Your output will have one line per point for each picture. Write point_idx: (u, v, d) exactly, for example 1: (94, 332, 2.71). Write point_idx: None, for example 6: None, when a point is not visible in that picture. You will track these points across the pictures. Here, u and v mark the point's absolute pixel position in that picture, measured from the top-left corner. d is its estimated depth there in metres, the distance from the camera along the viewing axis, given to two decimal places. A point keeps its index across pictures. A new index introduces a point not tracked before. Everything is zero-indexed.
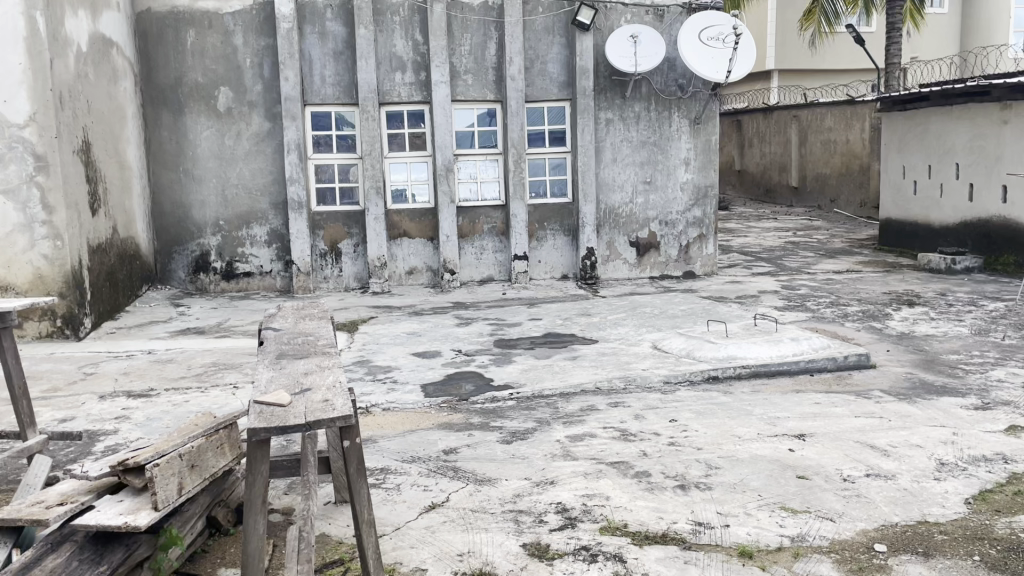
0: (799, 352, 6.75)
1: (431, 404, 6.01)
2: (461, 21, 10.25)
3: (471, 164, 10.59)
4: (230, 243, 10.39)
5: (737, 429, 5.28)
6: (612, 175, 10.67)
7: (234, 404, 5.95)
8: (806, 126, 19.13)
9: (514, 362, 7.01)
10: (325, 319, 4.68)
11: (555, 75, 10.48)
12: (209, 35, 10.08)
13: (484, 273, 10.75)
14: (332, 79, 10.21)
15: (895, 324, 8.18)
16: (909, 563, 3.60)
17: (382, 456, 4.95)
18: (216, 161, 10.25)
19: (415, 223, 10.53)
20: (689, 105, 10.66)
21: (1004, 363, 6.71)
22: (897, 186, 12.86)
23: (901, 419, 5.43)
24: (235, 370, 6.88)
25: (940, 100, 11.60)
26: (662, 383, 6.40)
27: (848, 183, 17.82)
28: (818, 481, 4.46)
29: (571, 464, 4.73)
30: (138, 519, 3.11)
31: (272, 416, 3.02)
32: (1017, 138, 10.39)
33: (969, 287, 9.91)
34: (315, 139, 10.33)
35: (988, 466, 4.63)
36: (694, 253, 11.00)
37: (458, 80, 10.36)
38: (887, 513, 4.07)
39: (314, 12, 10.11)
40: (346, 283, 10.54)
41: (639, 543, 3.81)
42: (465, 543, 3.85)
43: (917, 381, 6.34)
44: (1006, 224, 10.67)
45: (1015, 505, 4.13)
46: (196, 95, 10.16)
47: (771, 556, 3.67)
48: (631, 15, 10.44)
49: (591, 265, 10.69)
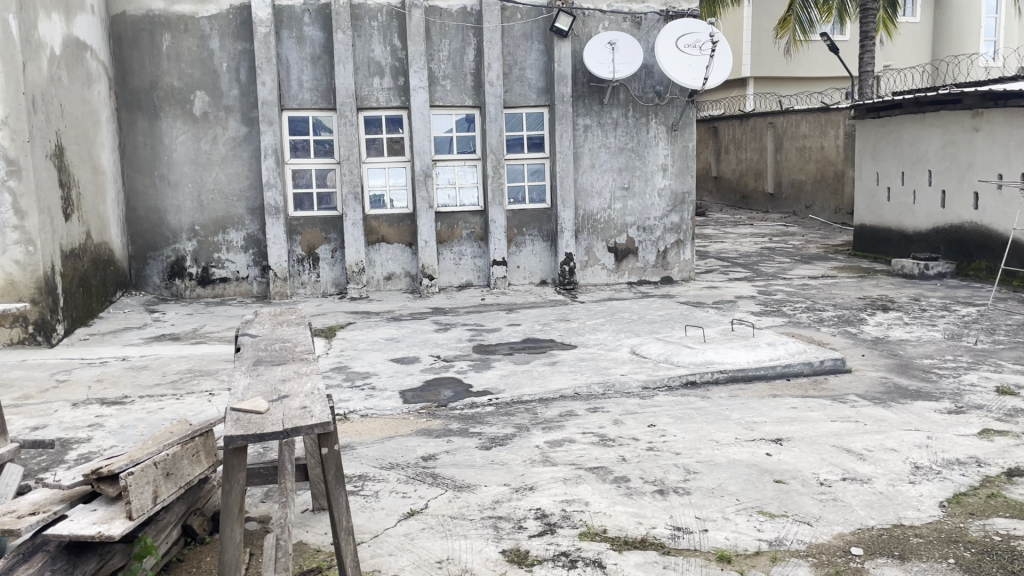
0: (775, 356, 6.82)
1: (411, 409, 6.00)
2: (441, 26, 10.27)
3: (449, 169, 10.56)
4: (206, 249, 10.30)
5: (716, 434, 5.30)
6: (591, 181, 10.70)
7: (210, 411, 5.89)
8: (782, 132, 19.31)
9: (493, 367, 7.02)
10: (303, 325, 4.66)
11: (533, 81, 10.52)
12: (185, 39, 10.00)
13: (463, 279, 10.74)
14: (309, 83, 10.17)
15: (869, 328, 8.29)
16: (885, 567, 3.63)
17: (359, 463, 4.92)
18: (193, 165, 10.16)
19: (393, 228, 10.50)
20: (667, 112, 10.72)
21: (977, 367, 6.81)
22: (870, 193, 13.03)
23: (876, 423, 5.50)
24: (212, 376, 6.82)
25: (912, 108, 11.77)
26: (640, 389, 6.42)
27: (823, 189, 18.04)
28: (796, 484, 4.49)
29: (550, 470, 4.74)
30: (112, 529, 3.07)
31: (249, 423, 2.98)
32: (989, 146, 10.54)
33: (942, 292, 10.04)
34: (292, 144, 10.27)
35: (962, 469, 4.69)
36: (672, 258, 11.05)
37: (436, 85, 10.36)
38: (863, 516, 4.11)
39: (292, 16, 10.06)
40: (323, 289, 10.48)
41: (618, 548, 3.82)
42: (444, 550, 3.83)
43: (890, 385, 6.41)
44: (978, 230, 10.81)
45: (988, 507, 4.19)
46: (171, 99, 10.07)
47: (749, 560, 3.70)
48: (609, 22, 10.51)
49: (569, 271, 10.72)
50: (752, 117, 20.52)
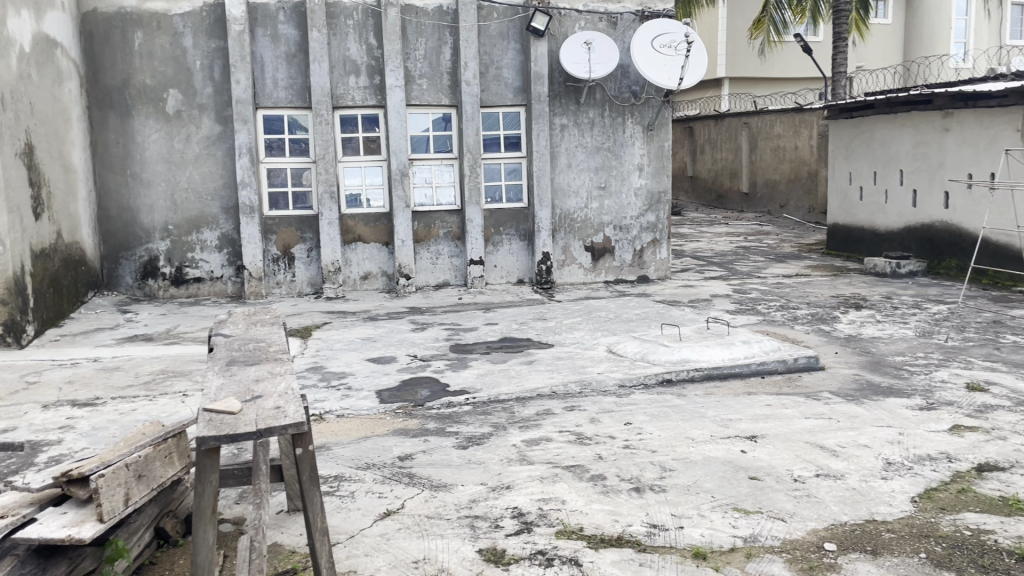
0: (750, 354, 6.87)
1: (387, 409, 5.97)
2: (416, 25, 10.23)
3: (426, 169, 10.53)
4: (179, 249, 10.19)
5: (691, 432, 5.34)
6: (567, 181, 10.72)
7: (184, 412, 5.83)
8: (756, 132, 19.46)
9: (470, 366, 7.01)
10: (277, 324, 4.62)
11: (510, 80, 10.52)
12: (157, 37, 9.89)
13: (440, 278, 10.72)
14: (284, 81, 10.09)
15: (842, 326, 8.37)
16: (858, 562, 3.67)
17: (335, 463, 4.90)
18: (166, 164, 10.06)
19: (369, 228, 10.45)
20: (643, 112, 10.77)
21: (947, 364, 6.90)
22: (843, 192, 13.17)
23: (849, 419, 5.55)
24: (185, 378, 6.74)
25: (884, 108, 11.90)
26: (617, 387, 6.44)
27: (797, 188, 18.21)
28: (770, 481, 4.53)
29: (527, 469, 4.74)
30: (82, 532, 3.04)
31: (222, 424, 2.96)
32: (959, 146, 10.68)
33: (913, 290, 10.17)
34: (267, 143, 10.19)
35: (934, 465, 4.75)
36: (648, 257, 11.10)
37: (412, 84, 10.33)
38: (836, 512, 4.15)
39: (266, 14, 9.99)
40: (299, 289, 10.41)
41: (594, 546, 3.83)
42: (420, 550, 3.82)
43: (863, 382, 6.48)
44: (949, 228, 10.96)
45: (958, 502, 4.25)
46: (144, 97, 9.96)
47: (724, 557, 3.72)
48: (585, 22, 10.53)
49: (546, 270, 10.74)
50: (727, 117, 20.67)
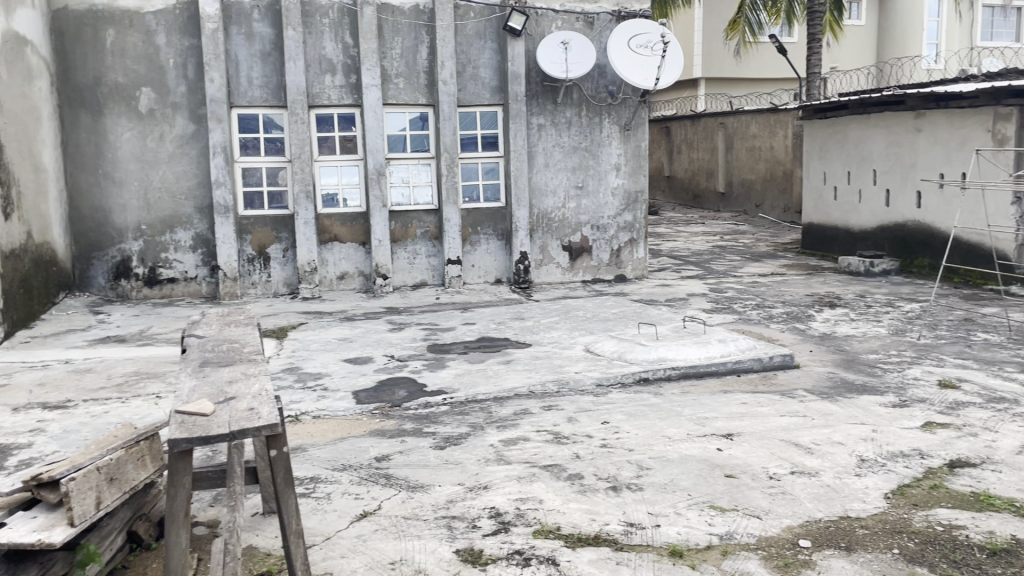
0: (726, 353, 6.91)
1: (364, 410, 5.94)
2: (393, 24, 10.18)
3: (403, 168, 10.49)
4: (153, 249, 10.08)
5: (668, 430, 5.36)
6: (545, 180, 10.73)
7: (157, 414, 5.77)
8: (732, 132, 19.59)
9: (448, 366, 6.99)
10: (252, 325, 4.58)
11: (487, 80, 10.51)
12: (130, 35, 9.77)
13: (417, 278, 10.68)
14: (259, 80, 10.01)
15: (817, 324, 8.44)
16: (833, 558, 3.70)
17: (311, 465, 4.86)
18: (138, 163, 9.94)
19: (346, 227, 10.40)
20: (620, 111, 10.80)
21: (920, 362, 6.98)
22: (818, 192, 13.30)
23: (823, 417, 5.60)
24: (158, 379, 6.67)
25: (858, 108, 12.02)
26: (594, 386, 6.45)
27: (772, 188, 18.35)
28: (746, 479, 4.55)
29: (504, 468, 4.74)
30: (53, 536, 3.01)
31: (194, 425, 2.93)
32: (931, 146, 10.81)
33: (886, 289, 10.28)
34: (242, 142, 10.10)
35: (907, 461, 4.80)
36: (625, 257, 11.14)
37: (389, 83, 10.28)
38: (811, 509, 4.19)
39: (240, 12, 9.90)
40: (275, 289, 10.33)
41: (572, 545, 3.83)
42: (397, 551, 3.80)
43: (838, 380, 6.54)
44: (921, 228, 11.10)
45: (930, 498, 4.30)
46: (116, 95, 9.83)
47: (701, 555, 3.74)
48: (562, 21, 10.54)
49: (524, 270, 10.74)
50: (703, 117, 20.79)
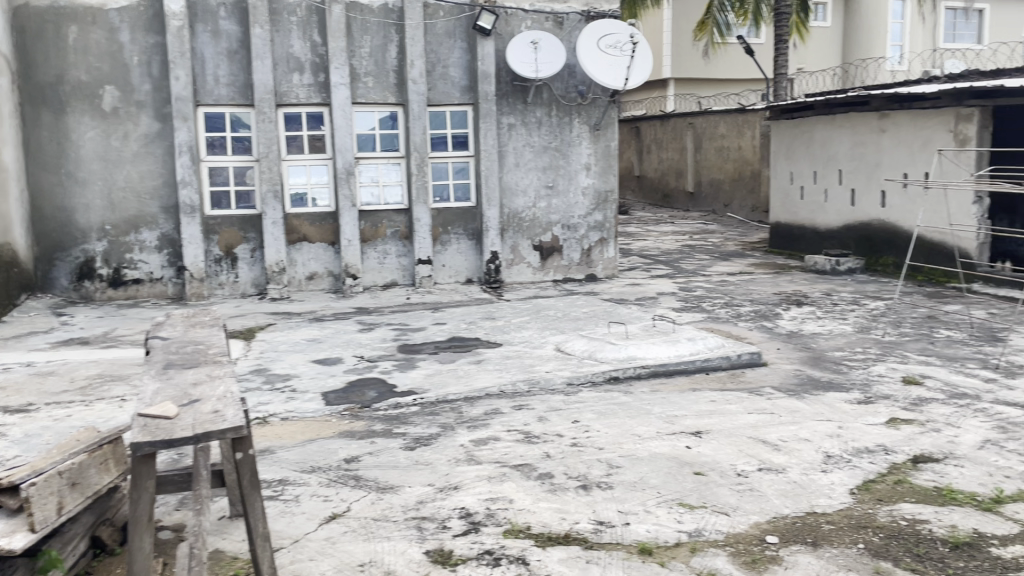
0: (695, 351, 6.96)
1: (333, 411, 5.90)
2: (362, 22, 10.11)
3: (372, 167, 10.43)
4: (117, 249, 9.92)
5: (638, 428, 5.38)
6: (515, 180, 10.73)
7: (121, 417, 5.68)
8: (702, 132, 19.74)
9: (418, 367, 6.96)
10: (218, 326, 4.53)
11: (457, 79, 10.48)
12: (93, 32, 9.61)
13: (387, 278, 10.62)
14: (226, 79, 9.90)
15: (784, 322, 8.54)
16: (799, 553, 3.75)
17: (279, 467, 4.81)
18: (102, 163, 9.78)
19: (315, 227, 10.32)
20: (589, 111, 10.84)
21: (884, 359, 7.09)
22: (785, 192, 13.45)
23: (790, 414, 5.66)
24: (123, 382, 6.56)
25: (824, 109, 12.17)
26: (565, 385, 6.46)
27: (740, 188, 18.52)
28: (715, 476, 4.59)
29: (474, 469, 4.73)
30: (13, 543, 2.95)
31: (157, 429, 2.89)
32: (895, 147, 10.98)
33: (852, 287, 10.43)
34: (209, 141, 9.98)
35: (871, 457, 4.87)
36: (596, 256, 11.19)
37: (358, 82, 10.21)
38: (778, 505, 4.23)
39: (206, 9, 9.78)
40: (242, 290, 10.22)
41: (542, 544, 3.84)
42: (366, 553, 3.78)
43: (804, 377, 6.62)
44: (886, 227, 11.27)
45: (895, 493, 4.37)
46: (79, 94, 9.66)
47: (670, 552, 3.76)
48: (531, 21, 10.55)
49: (495, 270, 10.74)
50: (672, 117, 20.94)
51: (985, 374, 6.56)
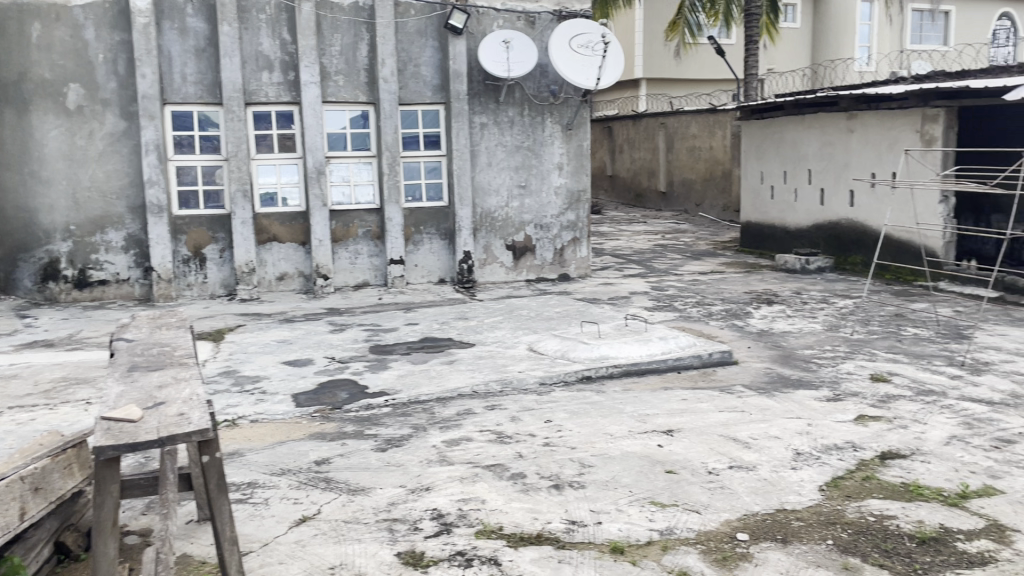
0: (667, 350, 6.99)
1: (303, 413, 5.84)
2: (332, 20, 10.03)
3: (344, 167, 10.36)
4: (82, 250, 9.76)
5: (610, 427, 5.39)
6: (488, 180, 10.71)
7: (86, 421, 5.58)
8: (673, 133, 19.86)
9: (390, 367, 6.92)
10: (184, 328, 4.47)
11: (429, 78, 10.44)
12: (56, 29, 9.43)
13: (359, 279, 10.55)
14: (193, 77, 9.77)
15: (755, 321, 8.61)
16: (769, 550, 3.77)
17: (248, 470, 4.76)
18: (67, 162, 9.61)
19: (285, 227, 10.22)
20: (561, 111, 10.86)
21: (853, 356, 7.17)
22: (755, 191, 13.57)
23: (761, 412, 5.71)
24: (88, 385, 6.45)
25: (793, 109, 12.29)
26: (538, 385, 6.46)
27: (712, 188, 18.66)
28: (686, 474, 4.61)
29: (446, 469, 4.70)
30: None
31: (120, 433, 2.83)
32: (863, 147, 11.11)
33: (821, 285, 10.54)
34: (176, 140, 9.84)
35: (840, 454, 4.92)
36: (568, 256, 11.21)
37: (329, 81, 10.13)
38: (749, 503, 4.25)
39: (173, 6, 9.64)
40: (211, 291, 10.10)
41: (514, 544, 3.83)
42: (336, 555, 3.74)
43: (774, 375, 6.68)
44: (854, 226, 11.40)
45: (863, 489, 4.41)
46: (42, 91, 9.48)
47: (641, 551, 3.77)
48: (503, 20, 10.54)
49: (468, 270, 10.71)
50: (644, 117, 21.04)
51: (950, 371, 6.66)
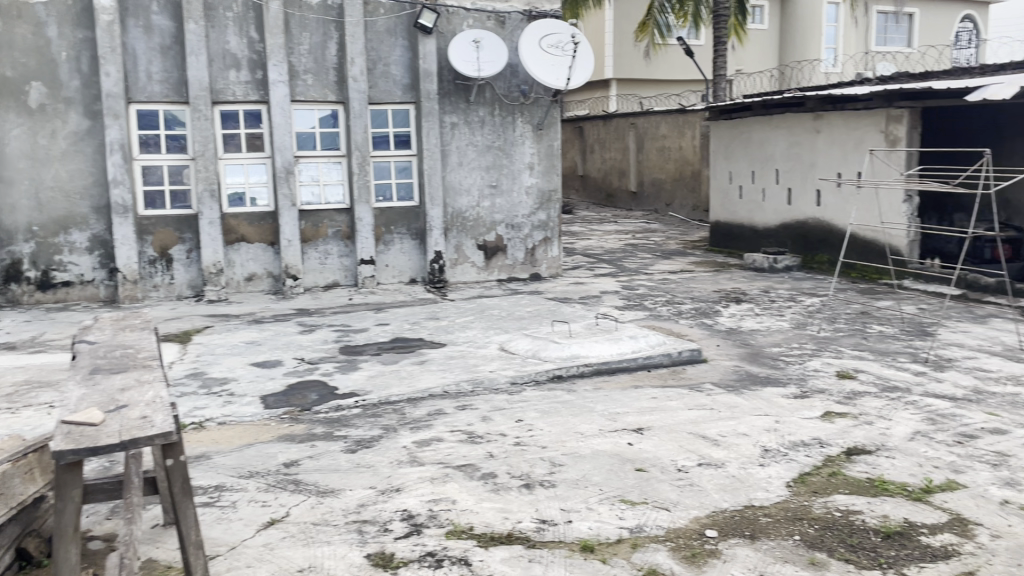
0: (637, 349, 7.03)
1: (272, 415, 5.79)
2: (300, 18, 9.94)
3: (313, 166, 10.28)
4: (46, 251, 9.59)
5: (580, 426, 5.41)
6: (458, 179, 10.70)
7: (49, 424, 5.48)
8: (643, 133, 19.96)
9: (360, 368, 6.88)
10: (149, 329, 4.41)
11: (398, 77, 10.39)
12: (17, 26, 9.25)
13: (329, 279, 10.48)
14: (159, 75, 9.64)
15: (724, 319, 8.68)
16: (737, 546, 3.80)
17: (216, 473, 4.70)
18: (29, 161, 9.43)
19: (254, 227, 10.12)
20: (532, 111, 10.87)
21: (820, 354, 7.26)
22: (724, 191, 13.69)
23: (729, 409, 5.76)
24: (51, 389, 6.34)
25: (761, 110, 12.41)
26: (509, 384, 6.46)
27: (682, 188, 18.79)
28: (656, 472, 4.63)
29: (416, 470, 4.69)
30: None
31: (81, 437, 2.79)
32: (829, 147, 11.25)
33: (789, 284, 10.66)
34: (142, 139, 9.71)
35: (807, 450, 4.98)
36: (539, 255, 11.23)
37: (297, 80, 10.05)
38: (717, 500, 4.29)
39: (138, 4, 9.50)
40: (178, 292, 9.97)
41: (484, 544, 3.82)
42: (305, 558, 3.71)
43: (743, 373, 6.74)
44: (821, 225, 11.54)
45: (830, 485, 4.47)
46: (3, 89, 9.29)
47: (611, 549, 3.78)
48: (473, 20, 10.52)
49: (439, 270, 10.68)
50: (615, 117, 21.13)
51: (915, 367, 6.76)
